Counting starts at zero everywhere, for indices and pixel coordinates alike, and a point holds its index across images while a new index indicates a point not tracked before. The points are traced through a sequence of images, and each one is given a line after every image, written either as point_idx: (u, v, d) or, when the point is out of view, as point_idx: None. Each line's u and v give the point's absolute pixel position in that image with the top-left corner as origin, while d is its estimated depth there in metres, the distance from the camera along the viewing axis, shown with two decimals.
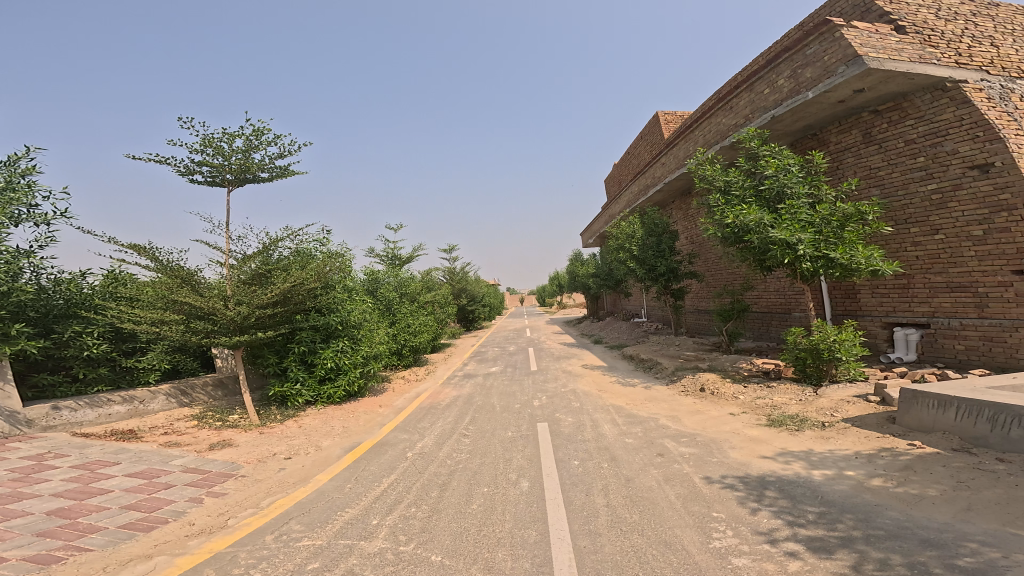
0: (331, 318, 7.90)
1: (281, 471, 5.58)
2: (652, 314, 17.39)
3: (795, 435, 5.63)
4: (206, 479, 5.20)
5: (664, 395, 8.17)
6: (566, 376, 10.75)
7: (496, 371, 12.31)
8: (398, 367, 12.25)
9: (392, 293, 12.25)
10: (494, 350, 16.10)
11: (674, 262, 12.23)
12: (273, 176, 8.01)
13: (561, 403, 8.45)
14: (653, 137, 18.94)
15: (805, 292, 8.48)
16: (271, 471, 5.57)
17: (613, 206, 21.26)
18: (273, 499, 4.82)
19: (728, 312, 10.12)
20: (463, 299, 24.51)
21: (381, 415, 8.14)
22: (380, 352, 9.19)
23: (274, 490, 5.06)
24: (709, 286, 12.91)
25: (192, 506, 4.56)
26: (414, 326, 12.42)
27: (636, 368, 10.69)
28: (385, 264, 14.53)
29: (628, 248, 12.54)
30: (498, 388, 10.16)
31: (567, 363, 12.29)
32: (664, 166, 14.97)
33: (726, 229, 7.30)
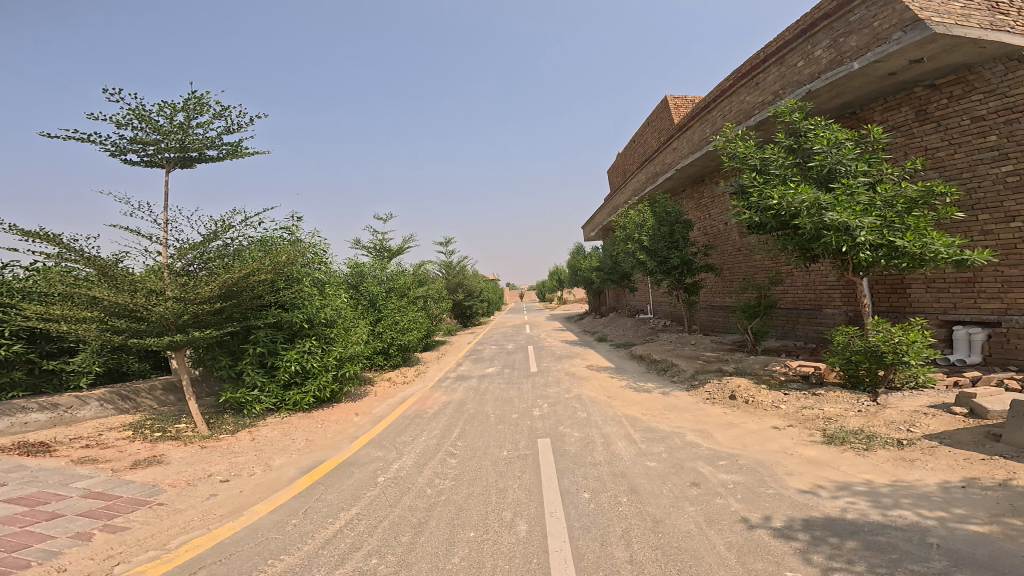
0: (295, 315, 6.74)
1: (210, 498, 4.48)
2: (660, 310, 16.23)
3: (865, 459, 4.49)
4: (108, 508, 4.07)
5: (686, 403, 7.03)
6: (570, 379, 9.59)
7: (493, 372, 11.14)
8: (384, 368, 11.09)
9: (377, 287, 11.02)
10: (491, 349, 14.92)
11: (689, 253, 10.97)
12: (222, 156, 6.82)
13: (567, 412, 7.33)
14: (661, 122, 17.63)
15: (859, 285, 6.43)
16: (196, 498, 4.45)
17: (617, 196, 19.95)
18: (186, 538, 3.70)
19: (753, 308, 8.93)
20: (460, 294, 23.34)
21: (355, 425, 6.99)
22: (359, 353, 8.03)
23: (193, 526, 3.92)
24: (726, 280, 11.74)
25: (73, 545, 3.43)
26: (403, 323, 11.22)
27: (649, 370, 9.55)
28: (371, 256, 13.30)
29: (637, 237, 11.28)
30: (493, 393, 9.02)
31: (571, 364, 11.14)
32: (676, 151, 13.70)
33: (765, 215, 6.13)
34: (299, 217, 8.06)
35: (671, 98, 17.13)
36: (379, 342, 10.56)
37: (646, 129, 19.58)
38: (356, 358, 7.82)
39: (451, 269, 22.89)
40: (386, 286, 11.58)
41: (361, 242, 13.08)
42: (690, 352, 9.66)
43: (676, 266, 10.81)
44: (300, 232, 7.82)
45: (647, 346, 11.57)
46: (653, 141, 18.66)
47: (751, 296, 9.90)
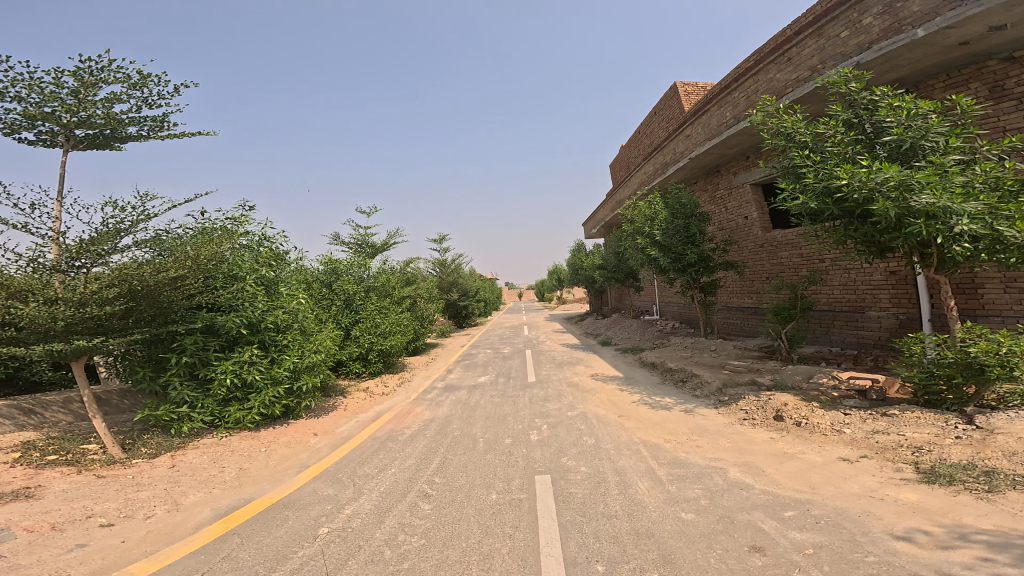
0: (230, 320, 5.51)
1: (71, 551, 3.35)
2: (669, 311, 14.97)
3: (995, 508, 3.22)
4: None
5: (718, 425, 5.75)
6: (573, 392, 8.30)
7: (485, 382, 9.85)
8: (362, 376, 9.80)
9: (358, 288, 9.71)
10: (485, 353, 13.64)
11: (707, 250, 9.60)
12: (141, 136, 5.60)
13: (572, 437, 6.05)
14: (670, 111, 16.34)
15: (944, 299, 4.95)
16: (53, 551, 3.32)
17: (621, 189, 18.63)
18: None
19: (788, 311, 7.68)
20: (454, 294, 22.04)
21: (309, 450, 5.73)
22: (323, 362, 6.77)
23: None
24: (749, 280, 10.51)
25: None
26: (386, 327, 9.92)
27: (663, 380, 8.30)
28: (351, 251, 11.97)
29: (649, 230, 9.94)
30: (483, 409, 7.73)
31: (573, 372, 9.86)
32: (689, 138, 12.40)
33: (826, 200, 4.89)
34: (250, 205, 6.81)
35: (680, 84, 15.79)
36: (355, 349, 9.25)
37: (652, 119, 18.27)
38: (318, 367, 6.56)
39: (445, 268, 21.74)
40: (367, 284, 10.22)
41: (339, 236, 11.69)
42: (710, 360, 8.41)
43: (694, 264, 9.44)
44: (247, 223, 6.62)
45: (658, 352, 10.33)
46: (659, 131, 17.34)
47: (786, 295, 8.71)
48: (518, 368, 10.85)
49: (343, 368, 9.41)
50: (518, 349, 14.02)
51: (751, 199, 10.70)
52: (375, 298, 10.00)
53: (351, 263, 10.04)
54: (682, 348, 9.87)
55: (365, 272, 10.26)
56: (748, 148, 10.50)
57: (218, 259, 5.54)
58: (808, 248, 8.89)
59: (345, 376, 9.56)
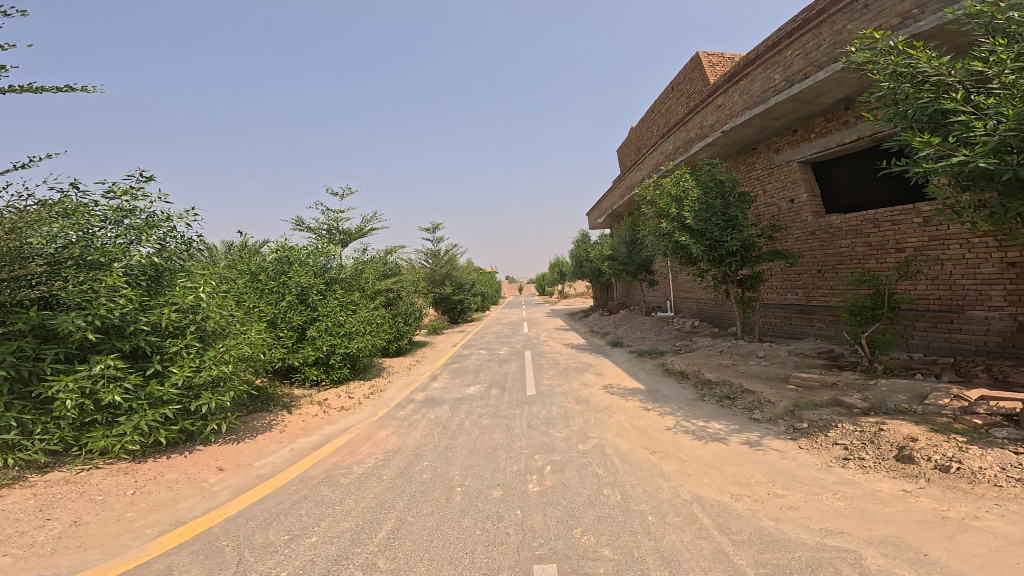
0: (69, 321, 3.79)
1: None
2: (688, 308, 13.20)
3: None
4: None
5: (811, 472, 3.95)
6: (586, 410, 6.53)
7: (475, 393, 8.03)
8: (323, 384, 7.99)
9: (320, 281, 7.87)
10: (478, 355, 11.82)
11: (751, 236, 7.69)
12: None
13: (590, 488, 4.27)
14: (691, 84, 14.33)
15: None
16: None
17: (630, 173, 16.65)
18: None
19: (866, 313, 5.84)
20: (447, 287, 20.18)
21: (197, 498, 4.07)
22: (243, 373, 5.14)
23: None
24: (800, 272, 8.75)
25: None
26: (355, 325, 8.05)
27: (701, 394, 6.51)
28: (316, 236, 10.09)
29: (679, 210, 7.97)
30: (470, 434, 5.92)
31: (582, 383, 8.07)
32: (722, 109, 10.46)
33: (1009, 156, 3.33)
34: (148, 175, 5.15)
35: (704, 53, 13.78)
36: (313, 352, 7.40)
37: (667, 95, 16.24)
38: (235, 379, 4.93)
39: (438, 259, 19.84)
40: (330, 277, 8.35)
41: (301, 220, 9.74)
42: (757, 369, 6.64)
43: (737, 254, 7.54)
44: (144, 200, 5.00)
45: (683, 356, 8.53)
46: (676, 109, 15.33)
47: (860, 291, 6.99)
48: (515, 376, 9.04)
49: (297, 374, 7.64)
50: (516, 350, 12.21)
51: (799, 178, 9.01)
52: (339, 292, 8.11)
53: (310, 250, 8.16)
54: (713, 351, 8.09)
55: (329, 262, 8.35)
56: (799, 117, 8.66)
57: (45, 241, 3.92)
58: (883, 234, 7.20)
59: (300, 384, 7.76)
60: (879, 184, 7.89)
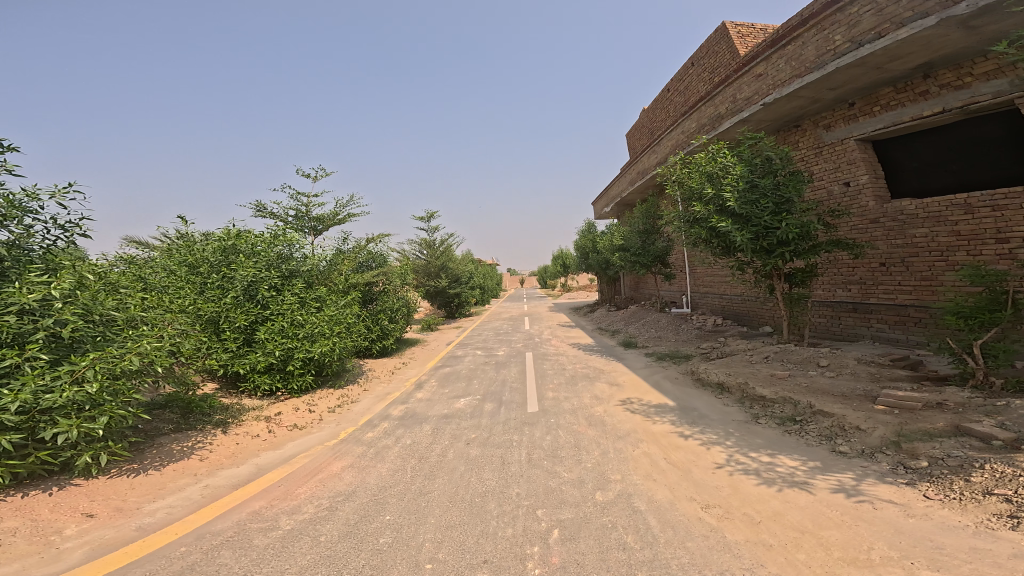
0: None
1: None
2: (711, 305, 11.77)
3: None
4: None
5: (967, 541, 2.61)
6: (602, 438, 5.16)
7: (464, 408, 6.66)
8: (282, 394, 6.69)
9: (274, 273, 6.46)
10: (473, 357, 10.46)
11: (808, 221, 6.18)
12: None
13: (619, 569, 2.91)
14: (716, 56, 12.65)
15: None
16: None
17: (640, 158, 14.96)
18: None
19: (975, 313, 4.48)
20: (442, 280, 18.70)
21: (29, 561, 2.82)
22: (132, 393, 3.89)
23: None
24: (860, 266, 7.30)
25: None
26: (320, 324, 6.61)
27: (753, 415, 5.13)
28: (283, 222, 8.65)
29: (716, 190, 6.44)
30: (453, 472, 4.57)
31: (594, 396, 6.68)
32: (761, 79, 8.82)
33: None
34: (4, 139, 3.96)
35: (732, 22, 12.07)
36: (262, 358, 6.02)
37: (684, 71, 14.53)
38: (116, 402, 3.68)
39: (433, 250, 18.47)
40: (292, 267, 6.91)
41: (262, 204, 8.21)
42: (822, 382, 5.25)
43: (791, 244, 6.07)
44: None
45: (715, 361, 7.14)
46: (696, 86, 13.64)
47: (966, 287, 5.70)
48: (513, 385, 7.67)
49: (246, 383, 6.32)
50: (515, 351, 10.81)
51: (857, 158, 7.49)
52: (300, 286, 6.72)
53: (265, 235, 6.71)
54: (754, 357, 6.69)
55: (286, 249, 6.86)
56: (861, 86, 7.08)
57: None
58: (977, 222, 5.84)
59: (250, 394, 6.44)
60: (1003, 148, 6.07)
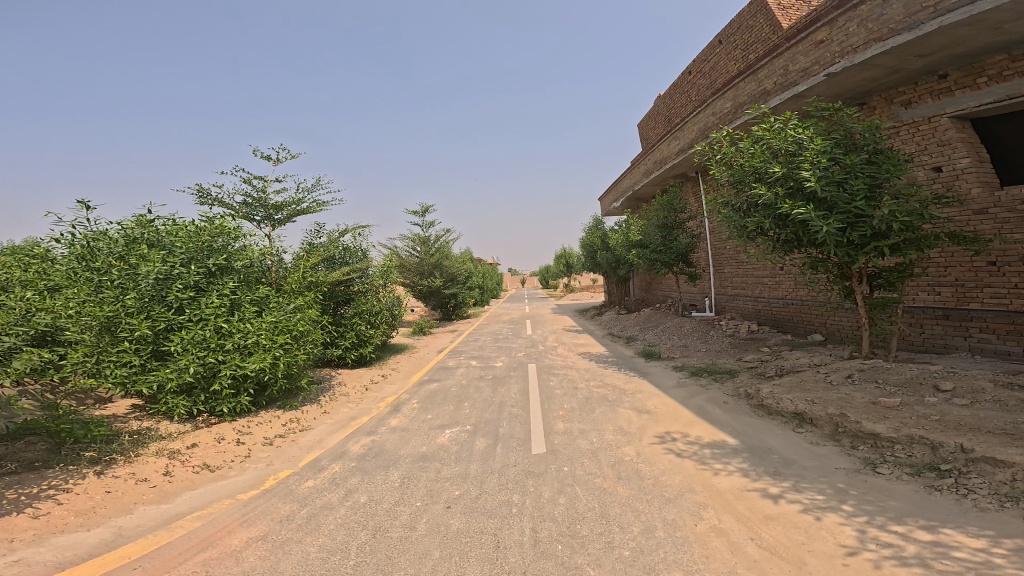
0: None
1: None
2: (743, 309, 10.15)
3: None
4: None
5: None
6: (643, 502, 3.59)
7: (447, 446, 5.07)
8: (209, 416, 5.28)
9: (194, 268, 4.91)
10: (465, 369, 8.86)
11: (913, 207, 4.57)
12: None
13: None
14: (750, 30, 11.02)
15: None
16: None
17: (657, 147, 13.17)
18: None
19: None
20: (436, 279, 17.11)
21: None
22: None
23: None
24: (958, 267, 5.74)
25: None
26: (255, 332, 5.06)
27: (864, 460, 3.66)
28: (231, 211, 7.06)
29: (787, 170, 4.84)
30: (419, 561, 3.00)
31: (619, 431, 5.08)
32: (822, 46, 7.04)
33: None
34: None
35: None
36: (171, 377, 4.55)
37: (709, 50, 12.84)
38: None
39: (427, 248, 16.93)
40: (226, 257, 5.36)
41: (203, 189, 6.62)
42: (959, 415, 3.75)
43: (891, 238, 4.53)
44: None
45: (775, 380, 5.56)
46: (725, 66, 11.96)
47: None
48: (513, 410, 6.07)
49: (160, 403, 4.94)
50: (516, 362, 9.22)
51: (954, 138, 5.92)
52: (231, 284, 5.15)
53: (185, 222, 5.18)
54: (831, 377, 5.11)
55: (217, 239, 5.29)
56: (964, 52, 5.50)
57: None
58: None
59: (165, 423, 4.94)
60: None
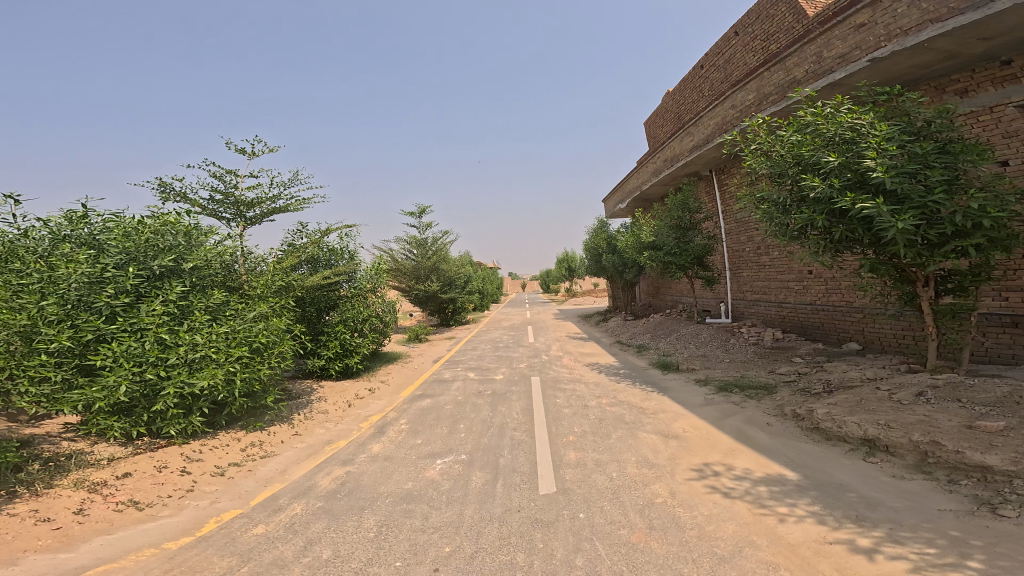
0: None
1: None
2: (766, 317, 9.33)
3: None
4: None
5: None
6: (688, 560, 2.77)
7: (436, 482, 4.22)
8: (152, 440, 4.47)
9: (133, 270, 4.09)
10: (461, 382, 8.01)
11: (1004, 198, 3.82)
12: None
13: None
14: (770, 18, 10.29)
15: None
16: None
17: (667, 145, 12.39)
18: None
19: None
20: (433, 284, 16.30)
21: None
22: None
23: None
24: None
25: None
26: (205, 344, 4.24)
27: (978, 500, 2.89)
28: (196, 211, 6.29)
29: (846, 159, 4.10)
30: None
31: (644, 464, 4.23)
32: (863, 30, 6.31)
33: None
34: None
35: None
36: (98, 398, 3.75)
37: (723, 42, 12.12)
38: None
39: (423, 251, 16.14)
40: (175, 259, 4.53)
41: (164, 183, 5.87)
42: None
43: (979, 237, 3.75)
44: None
45: (826, 398, 4.75)
46: (742, 59, 11.25)
47: None
48: (515, 435, 5.22)
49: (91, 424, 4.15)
50: (517, 374, 8.38)
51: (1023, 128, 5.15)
52: (179, 290, 4.31)
53: (122, 219, 4.35)
54: (897, 395, 4.30)
55: (164, 238, 4.47)
56: None
57: None
58: None
59: (95, 449, 4.12)
60: None
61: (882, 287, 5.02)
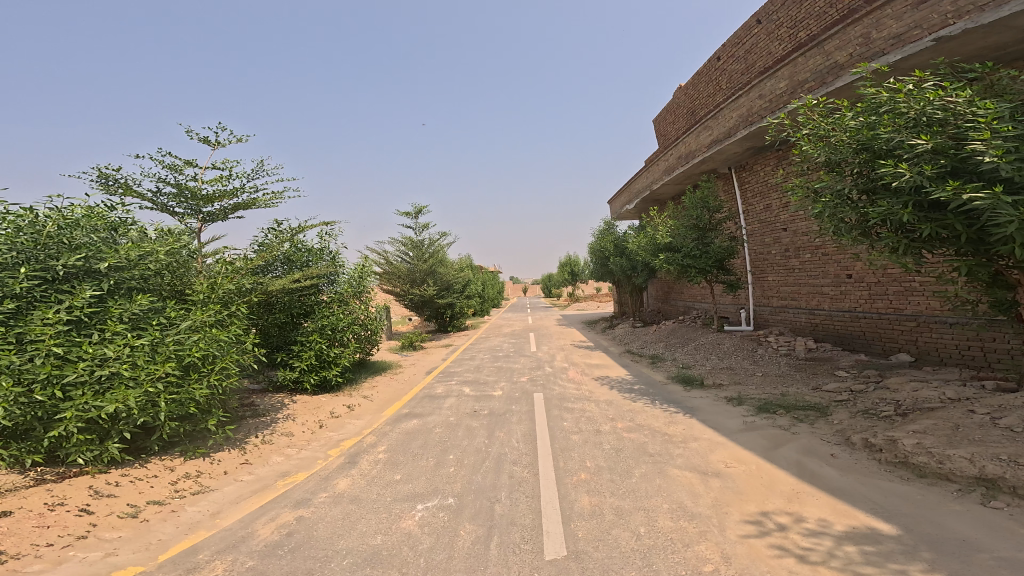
0: None
1: None
2: (796, 325, 8.41)
3: None
4: None
5: None
6: None
7: (412, 535, 3.28)
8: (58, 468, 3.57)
9: (20, 275, 3.26)
10: (454, 399, 7.08)
11: None
12: None
13: None
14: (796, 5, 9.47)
15: None
16: None
17: (681, 142, 11.52)
18: None
19: None
20: (429, 287, 15.42)
21: None
22: None
23: None
24: None
25: None
26: (118, 358, 3.41)
27: None
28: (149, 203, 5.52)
29: (941, 142, 3.33)
30: None
31: (681, 515, 3.28)
32: (924, 7, 5.46)
33: None
34: None
35: None
36: None
37: (743, 32, 11.29)
38: None
39: (419, 252, 15.29)
40: (85, 258, 3.66)
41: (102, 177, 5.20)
42: None
43: None
44: None
45: (904, 425, 3.86)
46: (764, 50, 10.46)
47: None
48: (515, 473, 4.28)
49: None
50: (518, 390, 7.44)
51: None
52: (90, 293, 3.51)
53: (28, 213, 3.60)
54: (999, 422, 3.45)
55: (69, 232, 3.57)
56: None
57: None
58: None
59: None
60: None
61: (969, 293, 4.15)
